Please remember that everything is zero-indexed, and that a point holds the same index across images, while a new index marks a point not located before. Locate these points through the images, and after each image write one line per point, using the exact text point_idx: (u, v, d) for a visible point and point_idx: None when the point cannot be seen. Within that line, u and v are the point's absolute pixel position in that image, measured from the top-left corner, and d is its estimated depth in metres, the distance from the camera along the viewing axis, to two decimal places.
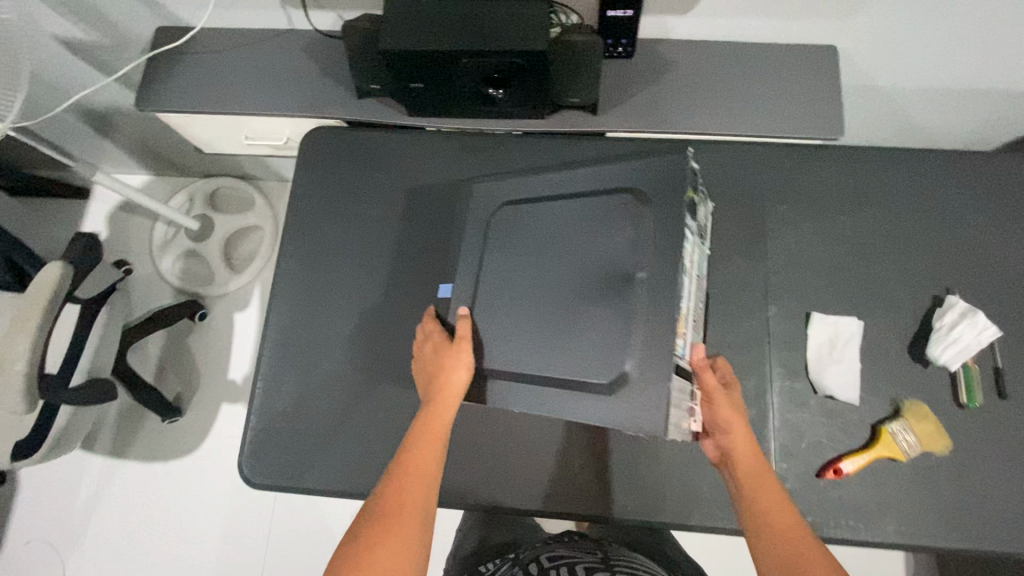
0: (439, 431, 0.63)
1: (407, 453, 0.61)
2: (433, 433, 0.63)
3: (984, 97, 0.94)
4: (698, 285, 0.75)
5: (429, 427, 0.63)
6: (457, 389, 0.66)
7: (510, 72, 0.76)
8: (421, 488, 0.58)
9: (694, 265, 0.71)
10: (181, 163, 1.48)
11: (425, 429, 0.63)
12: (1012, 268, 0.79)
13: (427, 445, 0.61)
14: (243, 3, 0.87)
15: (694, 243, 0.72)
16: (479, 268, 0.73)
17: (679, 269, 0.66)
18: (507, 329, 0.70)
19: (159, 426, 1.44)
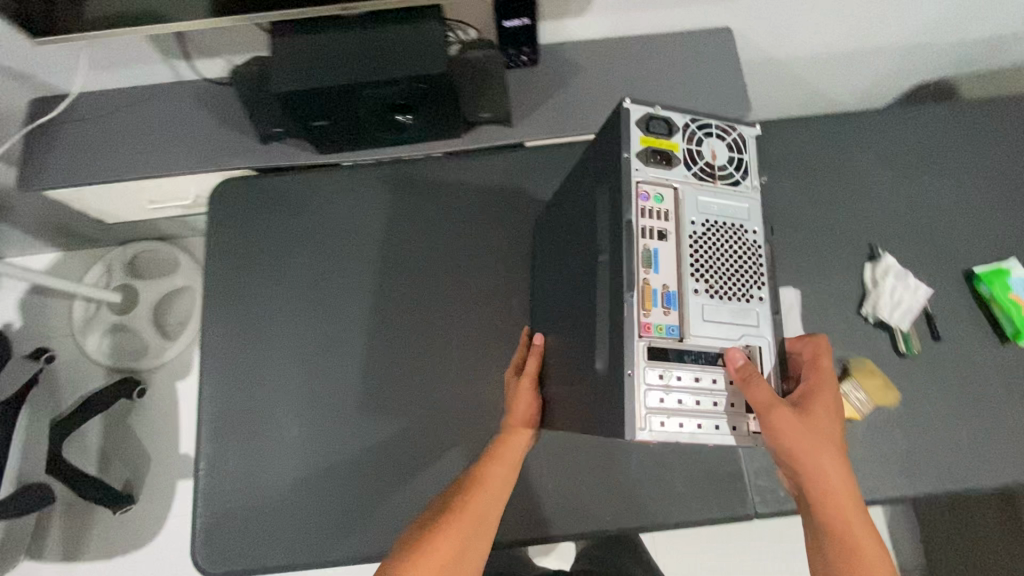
0: (509, 458, 0.64)
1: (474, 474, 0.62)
2: (501, 458, 0.64)
3: (872, 53, 0.98)
4: (735, 235, 0.55)
5: (497, 454, 0.64)
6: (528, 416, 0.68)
7: (416, 98, 0.74)
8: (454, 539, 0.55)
9: (687, 220, 0.53)
10: (91, 235, 1.38)
11: (497, 457, 0.64)
12: (921, 214, 0.83)
13: (493, 469, 0.63)
14: (123, 60, 0.82)
15: (687, 192, 0.54)
16: (546, 304, 0.74)
17: (628, 235, 0.52)
18: (554, 361, 0.67)
19: (110, 519, 1.33)
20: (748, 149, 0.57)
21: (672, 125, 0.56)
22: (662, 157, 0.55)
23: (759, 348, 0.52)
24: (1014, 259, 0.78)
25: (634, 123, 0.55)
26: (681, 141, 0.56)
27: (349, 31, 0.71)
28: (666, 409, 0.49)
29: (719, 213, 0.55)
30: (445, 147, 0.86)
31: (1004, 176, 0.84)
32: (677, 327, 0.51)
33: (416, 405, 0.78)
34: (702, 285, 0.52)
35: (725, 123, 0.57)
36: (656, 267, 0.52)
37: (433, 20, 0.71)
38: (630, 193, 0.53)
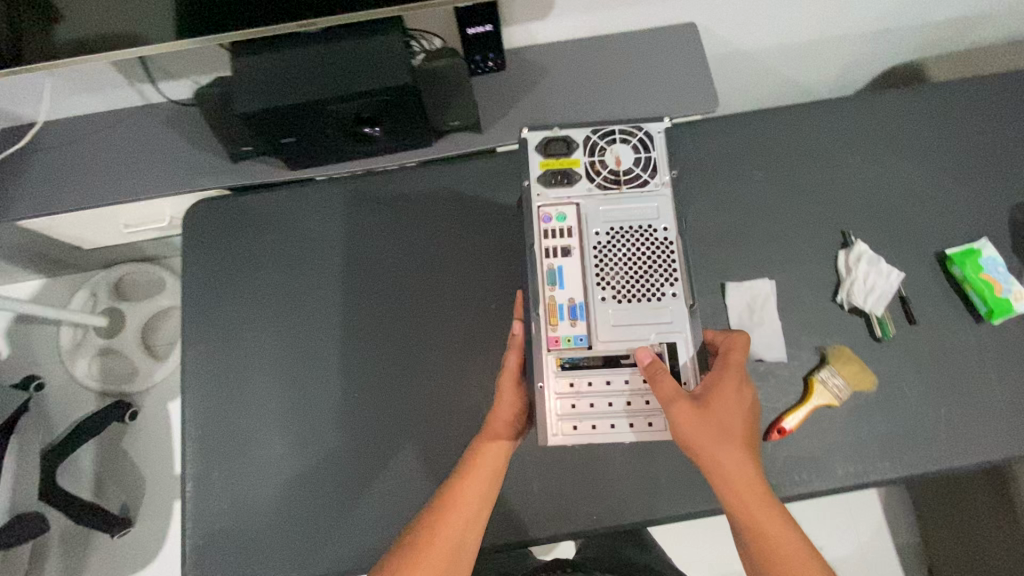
0: (488, 472, 0.61)
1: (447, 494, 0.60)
2: (478, 472, 0.61)
3: (838, 40, 0.99)
4: (644, 237, 0.59)
5: (473, 469, 0.61)
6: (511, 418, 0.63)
7: (381, 110, 0.75)
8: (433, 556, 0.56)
9: (590, 232, 0.59)
10: (73, 260, 1.38)
11: (473, 471, 0.61)
12: (892, 198, 0.83)
13: (469, 488, 0.60)
14: (88, 86, 0.83)
15: (588, 207, 0.60)
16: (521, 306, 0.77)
17: (531, 259, 0.59)
18: None
19: (108, 542, 1.33)
20: (653, 148, 0.62)
21: (571, 143, 0.62)
22: (563, 176, 0.61)
23: (673, 342, 0.57)
24: (985, 240, 0.79)
25: (535, 149, 0.62)
26: (582, 155, 0.62)
27: (309, 47, 0.72)
28: (575, 415, 0.56)
29: (623, 219, 0.60)
30: (418, 157, 0.86)
31: (974, 155, 0.84)
32: (586, 336, 0.57)
33: (398, 413, 0.77)
34: (607, 292, 0.57)
35: (629, 127, 0.62)
36: (561, 283, 0.58)
37: (393, 33, 0.72)
38: (533, 218, 0.60)
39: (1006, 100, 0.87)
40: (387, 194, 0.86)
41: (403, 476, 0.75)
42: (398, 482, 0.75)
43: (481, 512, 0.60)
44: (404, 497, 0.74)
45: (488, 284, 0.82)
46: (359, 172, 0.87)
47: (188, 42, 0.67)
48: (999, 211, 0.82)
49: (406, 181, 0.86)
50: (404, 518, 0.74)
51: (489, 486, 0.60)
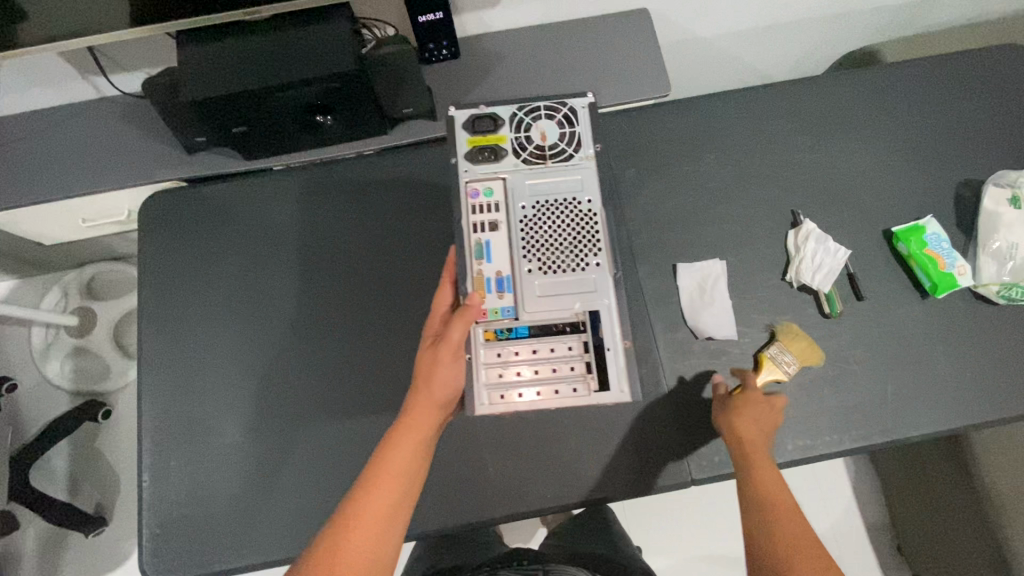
0: (398, 475, 0.53)
1: (352, 505, 0.52)
2: (387, 477, 0.52)
3: (790, 25, 1.01)
4: (569, 209, 0.60)
5: (382, 473, 0.53)
6: (432, 408, 0.55)
7: (331, 97, 0.75)
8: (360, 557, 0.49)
9: (517, 206, 0.60)
10: (43, 259, 1.38)
11: (383, 476, 0.52)
12: (842, 177, 0.84)
13: (377, 495, 0.52)
14: (41, 79, 0.83)
15: (514, 181, 0.61)
16: None
17: (460, 234, 0.60)
18: None
19: (83, 542, 1.32)
20: (577, 122, 0.63)
21: (497, 120, 0.63)
22: (489, 152, 0.62)
23: (597, 310, 0.58)
24: (931, 216, 0.81)
25: (461, 127, 0.63)
26: (508, 132, 0.63)
27: (256, 36, 0.72)
28: (503, 384, 0.57)
29: (549, 192, 0.61)
30: (371, 145, 0.87)
31: (922, 134, 0.86)
32: (513, 307, 0.58)
33: (354, 399, 0.78)
34: (534, 264, 0.59)
35: (554, 102, 0.64)
36: (488, 257, 0.59)
37: (339, 22, 0.72)
38: (461, 195, 0.61)
39: (953, 80, 0.88)
40: (342, 183, 0.86)
41: (360, 460, 0.76)
42: (355, 467, 0.76)
43: (391, 524, 0.51)
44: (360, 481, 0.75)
45: (443, 269, 0.82)
46: (314, 161, 0.87)
47: (132, 32, 0.67)
48: (946, 189, 0.83)
49: (362, 169, 0.86)
50: None
51: (400, 493, 0.52)
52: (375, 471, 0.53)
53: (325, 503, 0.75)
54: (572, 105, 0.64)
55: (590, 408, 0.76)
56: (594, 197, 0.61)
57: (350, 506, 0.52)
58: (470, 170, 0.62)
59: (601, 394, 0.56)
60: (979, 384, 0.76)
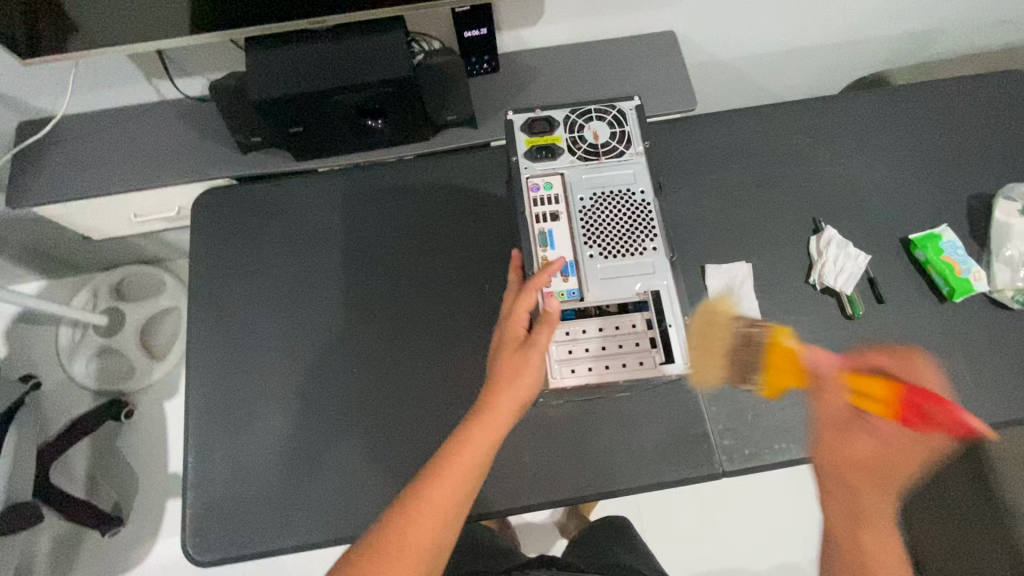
0: (470, 471, 0.56)
1: (420, 489, 0.54)
2: (458, 465, 0.56)
3: (803, 51, 1.08)
4: (625, 199, 0.67)
5: (450, 461, 0.56)
6: (510, 412, 0.58)
7: (385, 101, 0.80)
8: (425, 538, 0.52)
9: (575, 198, 0.67)
10: (77, 259, 1.41)
11: (452, 464, 0.56)
12: (859, 188, 0.89)
13: (448, 484, 0.55)
14: (109, 81, 0.88)
15: (572, 176, 0.67)
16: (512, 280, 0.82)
17: (523, 225, 0.66)
18: None
19: (100, 542, 1.32)
20: (627, 122, 0.69)
21: (553, 122, 0.69)
22: (547, 151, 0.68)
23: (656, 289, 0.64)
24: (946, 226, 0.85)
25: (519, 129, 0.69)
26: (563, 132, 0.69)
27: (318, 44, 0.78)
28: (572, 359, 0.63)
29: (605, 184, 0.67)
30: (420, 146, 0.92)
31: (935, 150, 0.91)
32: (577, 289, 0.64)
33: (395, 388, 0.80)
34: (595, 250, 0.65)
35: (604, 105, 0.70)
36: (552, 244, 0.65)
37: (395, 32, 0.78)
38: (523, 188, 0.67)
39: (961, 101, 0.94)
40: (388, 183, 0.90)
41: (400, 447, 0.78)
42: (395, 453, 0.78)
43: (459, 508, 0.55)
44: (400, 468, 0.77)
45: (482, 266, 0.86)
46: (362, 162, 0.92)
47: (204, 36, 0.72)
48: (959, 201, 0.88)
49: (408, 170, 0.91)
50: (400, 487, 0.76)
51: (470, 480, 0.56)
52: (444, 458, 0.56)
53: (366, 488, 0.76)
54: (620, 108, 0.70)
55: (623, 401, 0.78)
56: (646, 188, 0.68)
57: (420, 489, 0.55)
58: (530, 168, 0.69)
59: (665, 365, 0.63)
60: (997, 385, 0.79)
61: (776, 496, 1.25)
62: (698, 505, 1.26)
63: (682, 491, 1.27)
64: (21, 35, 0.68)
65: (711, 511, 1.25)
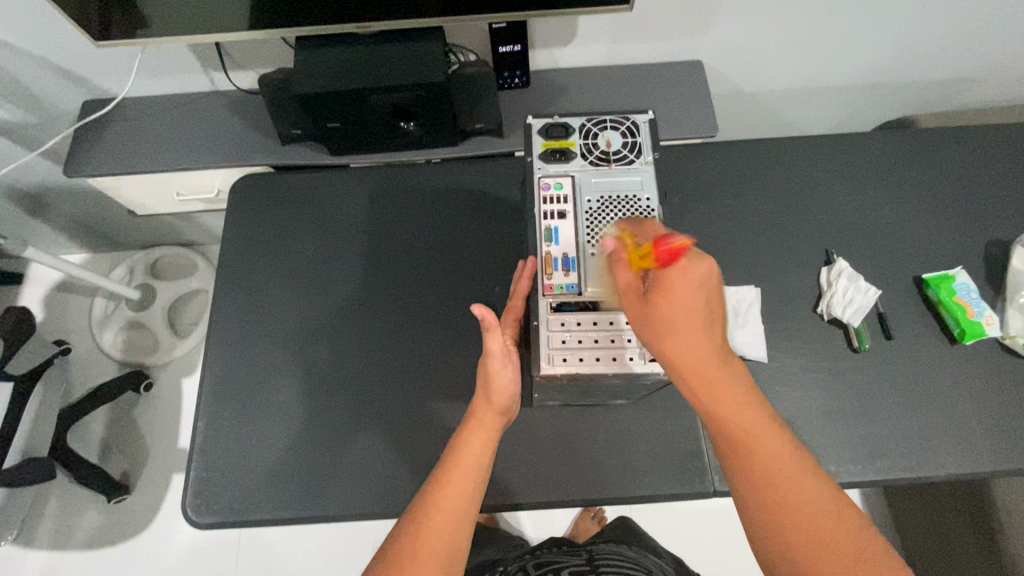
0: (470, 469, 0.60)
1: (431, 495, 0.58)
2: (464, 467, 0.61)
3: (828, 90, 1.10)
4: (630, 205, 0.69)
5: (457, 468, 0.60)
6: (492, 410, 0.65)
7: (417, 104, 0.85)
8: (441, 536, 0.56)
9: (583, 200, 0.69)
10: (120, 235, 1.50)
11: (457, 467, 0.60)
12: (874, 224, 0.90)
13: (453, 486, 0.59)
14: (169, 69, 0.96)
15: (582, 179, 0.71)
16: None
17: (532, 221, 0.69)
18: None
19: (106, 507, 1.36)
20: (639, 134, 0.73)
21: (568, 128, 0.73)
22: (560, 154, 0.72)
23: None
24: (960, 268, 0.85)
25: (537, 133, 0.73)
26: (578, 138, 0.73)
27: (361, 47, 0.83)
28: (565, 349, 0.64)
29: (613, 190, 0.70)
30: (446, 150, 0.97)
31: (954, 194, 0.91)
32: (576, 284, 0.66)
33: (400, 377, 0.83)
34: (597, 250, 0.67)
35: (618, 117, 0.74)
36: (556, 240, 0.67)
37: (434, 40, 0.83)
38: (535, 187, 0.70)
39: (984, 147, 0.94)
40: (414, 182, 0.95)
41: (397, 433, 0.80)
42: (392, 439, 0.80)
43: (467, 510, 0.58)
44: (397, 454, 0.79)
45: (495, 267, 0.89)
46: (392, 159, 0.97)
47: (260, 33, 0.79)
48: (976, 245, 0.88)
49: (433, 171, 0.96)
50: (394, 474, 0.78)
51: (476, 478, 0.60)
52: (451, 465, 0.61)
53: (364, 469, 0.79)
54: (634, 120, 0.74)
55: (621, 410, 0.79)
56: (652, 197, 0.70)
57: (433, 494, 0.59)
58: (543, 169, 0.72)
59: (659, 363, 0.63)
60: (1004, 434, 0.77)
61: None
62: (694, 534, 1.23)
63: (677, 519, 1.25)
64: (96, 18, 0.74)
65: (706, 542, 1.23)
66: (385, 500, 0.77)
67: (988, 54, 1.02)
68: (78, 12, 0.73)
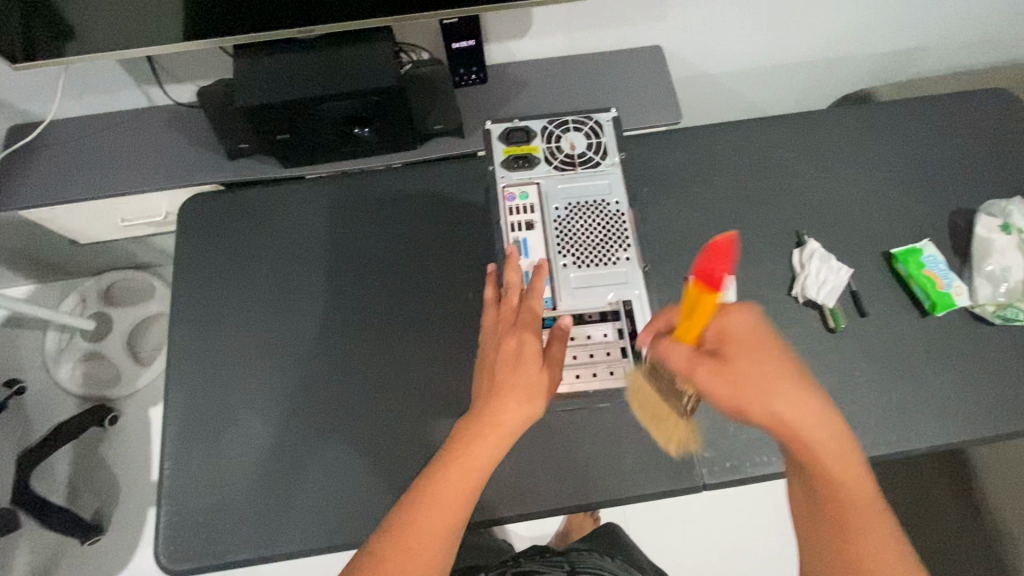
0: (472, 467, 0.53)
1: (425, 491, 0.53)
2: (465, 462, 0.53)
3: (788, 68, 1.09)
4: (599, 209, 0.68)
5: (458, 466, 0.53)
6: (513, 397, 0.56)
7: (371, 110, 0.81)
8: (428, 538, 0.51)
9: (551, 208, 0.67)
10: (67, 263, 1.41)
11: (457, 461, 0.54)
12: (841, 203, 0.90)
13: (451, 484, 0.53)
14: (100, 86, 0.89)
15: (549, 186, 0.69)
16: None
17: (499, 233, 0.67)
18: None
19: (78, 551, 1.30)
20: (603, 133, 0.71)
21: (530, 132, 0.71)
22: (523, 160, 0.69)
23: (629, 299, 0.64)
24: (927, 240, 0.85)
25: (497, 139, 0.70)
26: (540, 143, 0.70)
27: (305, 53, 0.79)
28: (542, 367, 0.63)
29: (580, 195, 0.68)
30: (405, 155, 0.93)
31: (916, 166, 0.92)
32: (551, 298, 0.64)
33: (375, 396, 0.80)
34: (569, 259, 0.65)
35: (581, 116, 0.71)
36: (526, 253, 0.65)
37: (383, 42, 0.79)
38: (499, 198, 0.68)
39: (941, 117, 0.95)
40: (374, 192, 0.91)
41: (378, 456, 0.77)
42: (373, 463, 0.77)
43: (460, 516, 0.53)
44: (378, 477, 0.76)
45: (465, 275, 0.86)
46: (349, 170, 0.93)
47: (192, 45, 0.73)
48: (940, 216, 0.89)
49: (394, 179, 0.92)
50: (377, 499, 0.75)
51: (477, 479, 0.53)
52: (453, 461, 0.54)
53: (345, 497, 0.76)
54: (597, 119, 0.72)
55: (604, 412, 0.78)
56: (621, 199, 0.68)
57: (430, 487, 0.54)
58: (507, 178, 0.70)
59: (635, 375, 0.63)
60: (976, 401, 0.78)
61: (765, 509, 1.24)
62: (686, 519, 1.24)
63: (669, 505, 1.26)
64: (20, 40, 0.69)
65: (697, 524, 1.24)
66: (370, 526, 0.74)
67: (942, 22, 1.02)
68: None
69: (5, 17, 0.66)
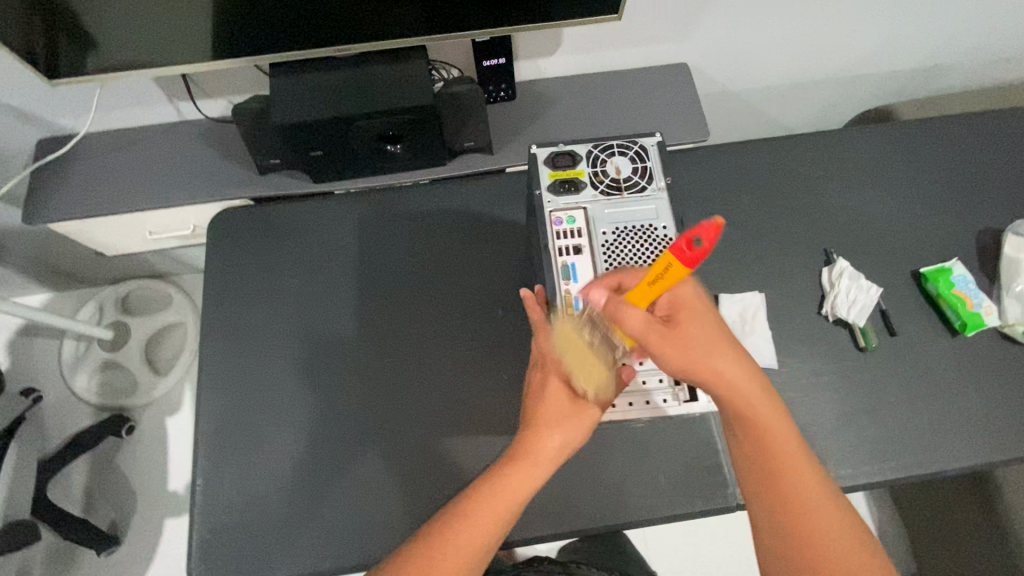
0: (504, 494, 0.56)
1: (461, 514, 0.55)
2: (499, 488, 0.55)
3: (811, 84, 1.10)
4: (646, 234, 0.68)
5: (493, 492, 0.55)
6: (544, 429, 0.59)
7: (408, 126, 0.81)
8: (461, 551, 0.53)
9: (598, 232, 0.68)
10: (85, 272, 1.41)
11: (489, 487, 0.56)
12: (869, 221, 0.90)
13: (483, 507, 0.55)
14: (131, 101, 0.89)
15: (595, 211, 0.69)
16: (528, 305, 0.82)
17: (547, 257, 0.67)
18: None
19: (95, 561, 1.29)
20: (648, 158, 0.71)
21: (576, 156, 0.71)
22: (570, 185, 0.69)
23: None
24: (956, 259, 0.86)
25: (543, 163, 0.71)
26: (586, 167, 0.70)
27: (343, 70, 0.79)
28: None
29: (626, 220, 0.68)
30: (438, 172, 0.93)
31: (943, 184, 0.92)
32: None
33: (408, 413, 0.80)
34: None
35: (626, 141, 0.72)
36: (574, 277, 0.66)
37: (422, 60, 0.79)
38: (546, 222, 0.68)
39: (966, 135, 0.96)
40: (406, 209, 0.91)
41: (410, 474, 0.77)
42: (406, 480, 0.77)
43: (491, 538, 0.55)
44: (411, 495, 0.76)
45: (496, 291, 0.86)
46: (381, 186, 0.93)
47: (230, 61, 0.73)
48: (968, 234, 0.89)
49: (426, 195, 0.92)
50: (409, 517, 0.75)
51: (509, 506, 0.55)
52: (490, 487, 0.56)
53: (379, 514, 0.75)
54: (641, 144, 0.72)
55: (637, 431, 0.78)
56: (668, 224, 0.69)
57: (462, 507, 0.56)
58: (553, 202, 0.70)
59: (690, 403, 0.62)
60: (1008, 421, 0.79)
61: None
62: (704, 533, 1.24)
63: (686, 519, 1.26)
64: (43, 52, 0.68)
65: (716, 538, 1.24)
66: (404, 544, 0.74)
67: (965, 40, 1.03)
68: (24, 44, 0.66)
69: (26, 24, 0.65)
